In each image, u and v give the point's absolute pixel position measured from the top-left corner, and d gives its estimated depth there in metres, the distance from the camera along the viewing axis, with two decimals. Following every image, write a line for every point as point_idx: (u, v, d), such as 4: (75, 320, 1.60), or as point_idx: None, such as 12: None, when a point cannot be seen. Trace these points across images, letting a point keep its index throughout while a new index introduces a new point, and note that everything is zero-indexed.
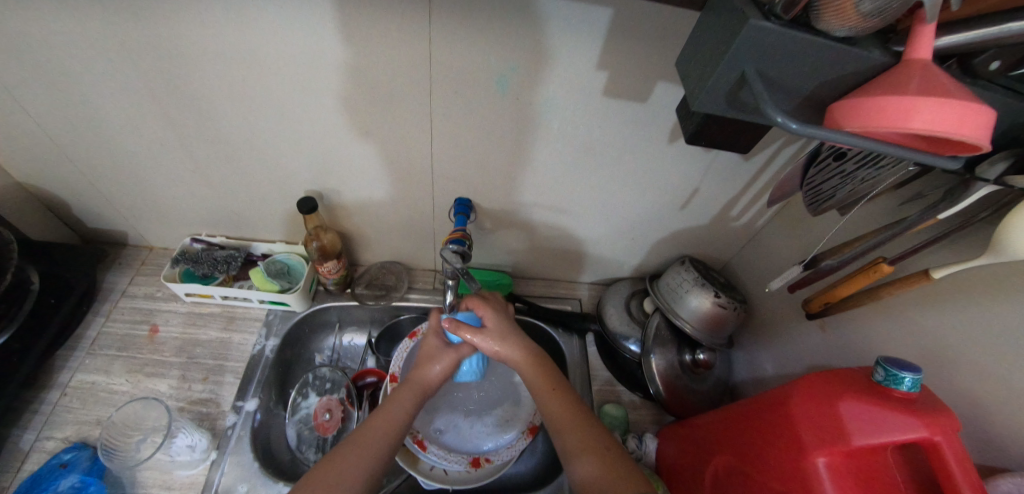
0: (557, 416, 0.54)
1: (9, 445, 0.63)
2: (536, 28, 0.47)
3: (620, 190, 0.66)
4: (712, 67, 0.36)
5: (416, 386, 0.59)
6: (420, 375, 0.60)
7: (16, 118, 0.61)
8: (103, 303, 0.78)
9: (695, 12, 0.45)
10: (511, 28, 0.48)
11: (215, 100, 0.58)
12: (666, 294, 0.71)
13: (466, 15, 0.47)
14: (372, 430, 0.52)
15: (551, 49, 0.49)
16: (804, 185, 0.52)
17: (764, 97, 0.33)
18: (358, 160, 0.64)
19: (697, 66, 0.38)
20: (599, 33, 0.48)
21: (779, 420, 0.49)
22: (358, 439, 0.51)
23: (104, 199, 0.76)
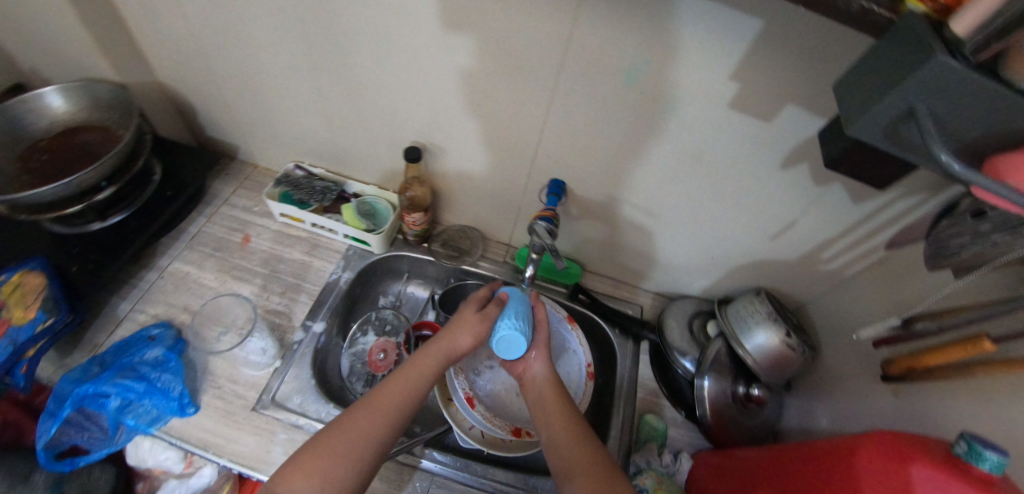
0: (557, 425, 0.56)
1: (110, 308, 0.71)
2: (680, 27, 0.48)
3: (715, 205, 0.66)
4: (882, 96, 0.34)
5: (437, 351, 0.60)
6: (444, 344, 0.60)
7: (177, 25, 0.68)
8: (206, 206, 0.82)
9: (862, 38, 0.44)
10: (657, 23, 0.49)
11: (355, 40, 0.62)
12: (733, 320, 0.71)
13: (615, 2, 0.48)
14: (386, 397, 0.53)
15: (688, 50, 0.50)
16: (931, 236, 0.53)
17: (931, 135, 0.31)
18: (469, 122, 0.66)
19: (860, 95, 0.37)
20: (747, 42, 0.48)
21: (839, 470, 0.48)
22: (368, 404, 0.52)
23: (225, 112, 0.81)
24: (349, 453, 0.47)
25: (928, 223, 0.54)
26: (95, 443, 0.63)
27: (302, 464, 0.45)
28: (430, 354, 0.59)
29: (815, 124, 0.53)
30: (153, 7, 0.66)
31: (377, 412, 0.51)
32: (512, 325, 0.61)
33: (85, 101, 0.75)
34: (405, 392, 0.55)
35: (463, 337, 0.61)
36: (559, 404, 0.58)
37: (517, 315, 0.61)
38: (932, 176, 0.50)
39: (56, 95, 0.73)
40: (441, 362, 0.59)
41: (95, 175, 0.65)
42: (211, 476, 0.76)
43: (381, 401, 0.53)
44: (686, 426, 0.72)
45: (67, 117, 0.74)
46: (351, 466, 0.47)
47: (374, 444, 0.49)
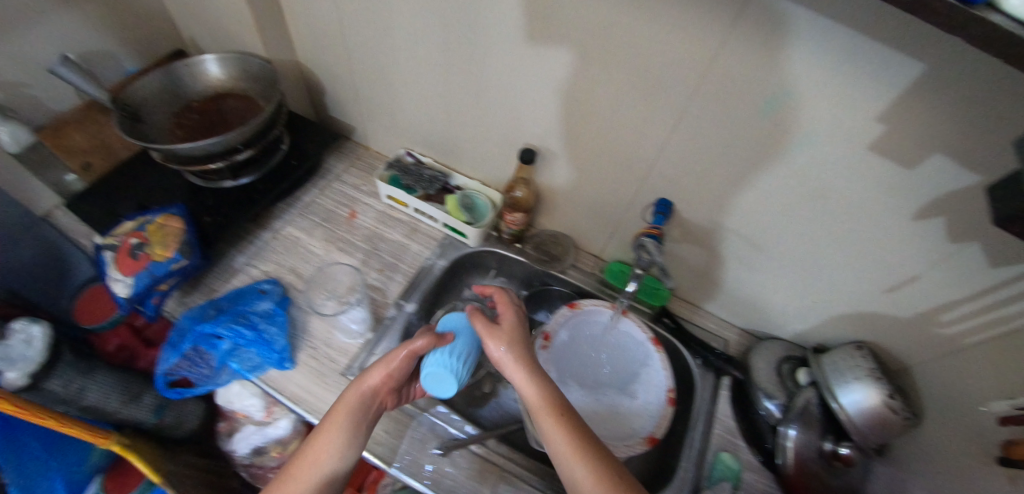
0: (562, 446, 0.46)
1: (228, 260, 0.77)
2: (833, 63, 0.47)
3: (829, 247, 0.64)
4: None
5: (359, 390, 0.55)
6: (361, 383, 0.55)
7: (328, 13, 0.74)
8: (320, 180, 0.88)
9: None
10: (812, 56, 0.48)
11: (493, 43, 0.65)
12: (829, 370, 0.68)
13: (773, 31, 0.48)
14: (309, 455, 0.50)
15: (837, 87, 0.49)
16: None
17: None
18: (589, 133, 0.68)
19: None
20: (906, 84, 0.45)
21: None
22: (287, 472, 0.48)
23: (351, 95, 0.87)
24: None
25: None
26: (202, 379, 0.68)
27: None
28: (347, 397, 0.54)
29: (965, 178, 0.49)
30: None
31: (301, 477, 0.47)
32: (439, 364, 0.55)
33: (236, 69, 0.81)
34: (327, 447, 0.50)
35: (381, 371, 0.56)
36: (548, 420, 0.47)
37: (448, 354, 0.56)
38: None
39: (214, 62, 0.81)
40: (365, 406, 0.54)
41: (239, 137, 0.71)
42: (285, 429, 0.84)
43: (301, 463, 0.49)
44: (762, 473, 0.68)
45: (218, 84, 0.82)
46: None
47: None
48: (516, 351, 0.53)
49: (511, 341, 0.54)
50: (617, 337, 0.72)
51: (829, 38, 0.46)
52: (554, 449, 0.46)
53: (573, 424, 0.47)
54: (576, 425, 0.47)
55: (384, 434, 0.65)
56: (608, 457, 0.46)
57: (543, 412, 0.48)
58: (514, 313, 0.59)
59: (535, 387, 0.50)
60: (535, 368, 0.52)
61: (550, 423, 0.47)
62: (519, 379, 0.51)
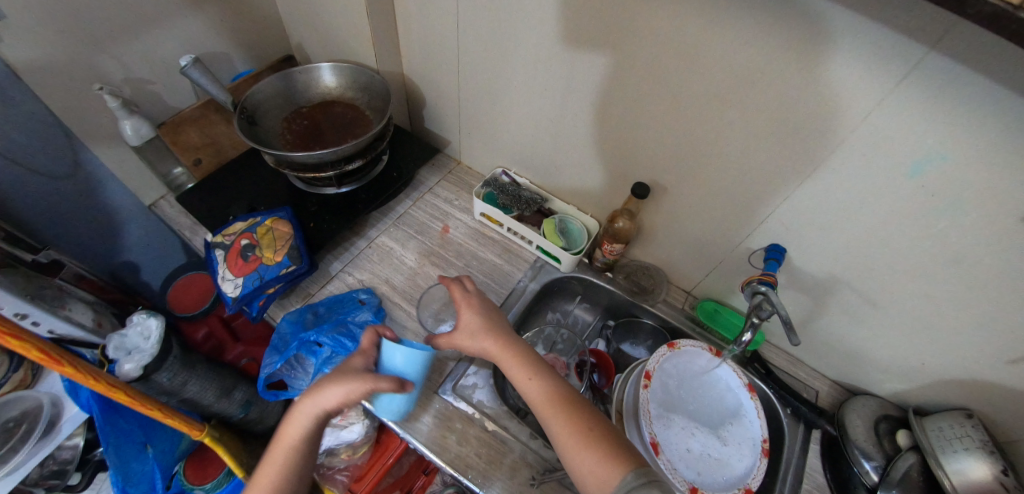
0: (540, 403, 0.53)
1: (324, 265, 0.79)
2: (998, 143, 0.43)
3: (950, 314, 0.61)
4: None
5: (313, 414, 0.54)
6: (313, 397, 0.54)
7: (450, 32, 0.76)
8: (414, 190, 0.89)
9: None
10: (963, 118, 0.44)
11: (611, 81, 0.65)
12: (936, 438, 0.65)
13: (925, 90, 0.44)
14: (270, 472, 0.52)
15: (988, 152, 0.44)
16: None
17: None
18: (703, 176, 0.67)
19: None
20: None
21: None
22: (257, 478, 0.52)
23: (456, 110, 0.88)
24: None
25: None
26: (297, 381, 0.71)
27: None
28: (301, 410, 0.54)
29: None
30: (431, 8, 0.75)
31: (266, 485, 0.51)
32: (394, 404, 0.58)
33: (348, 79, 0.86)
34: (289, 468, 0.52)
35: (335, 391, 0.53)
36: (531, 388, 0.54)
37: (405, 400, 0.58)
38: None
39: (329, 71, 0.85)
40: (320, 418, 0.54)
41: (351, 149, 0.74)
42: (359, 434, 0.83)
43: (264, 478, 0.52)
44: None
45: (330, 92, 0.87)
46: None
47: None
48: (484, 334, 0.59)
49: (477, 331, 0.60)
50: (712, 382, 0.73)
51: (1013, 119, 0.41)
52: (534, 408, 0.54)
53: (544, 385, 0.54)
54: (545, 385, 0.54)
55: (472, 456, 0.65)
56: (586, 413, 0.52)
57: (522, 378, 0.56)
58: (471, 307, 0.63)
59: (512, 364, 0.57)
60: (500, 342, 0.59)
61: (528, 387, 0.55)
62: (493, 353, 0.58)
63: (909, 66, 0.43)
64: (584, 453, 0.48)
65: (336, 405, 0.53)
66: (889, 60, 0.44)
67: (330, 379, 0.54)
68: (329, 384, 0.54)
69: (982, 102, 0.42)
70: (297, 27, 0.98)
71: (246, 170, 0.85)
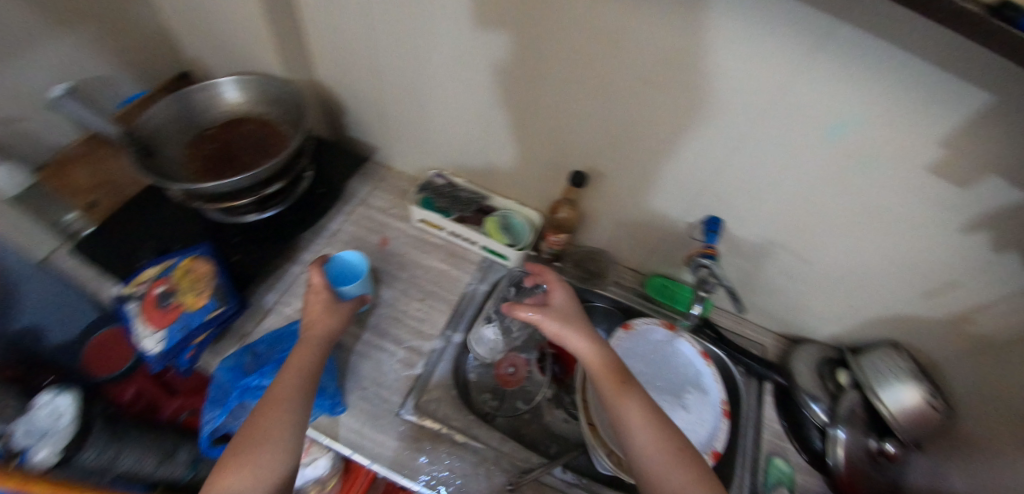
0: (621, 411, 0.49)
1: (257, 299, 0.73)
2: (903, 100, 0.47)
3: (873, 256, 0.65)
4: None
5: (322, 338, 0.59)
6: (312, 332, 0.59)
7: (361, 33, 0.70)
8: (345, 204, 0.84)
9: None
10: (874, 81, 0.47)
11: (537, 71, 0.63)
12: (870, 372, 0.71)
13: (841, 56, 0.46)
14: (285, 388, 0.53)
15: (898, 111, 0.48)
16: None
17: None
18: (639, 157, 0.67)
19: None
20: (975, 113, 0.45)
21: None
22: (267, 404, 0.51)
23: (379, 114, 0.83)
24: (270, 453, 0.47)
25: None
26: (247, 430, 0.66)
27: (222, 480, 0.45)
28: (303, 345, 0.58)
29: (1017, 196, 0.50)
30: (338, 11, 0.69)
31: (285, 403, 0.51)
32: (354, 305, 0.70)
33: (254, 93, 0.78)
34: (308, 377, 0.55)
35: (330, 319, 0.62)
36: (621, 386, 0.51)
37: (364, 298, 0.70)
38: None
39: (232, 86, 0.77)
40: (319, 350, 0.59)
41: (268, 172, 0.67)
42: (325, 467, 0.79)
43: (283, 391, 0.52)
44: (809, 471, 0.72)
45: (235, 109, 0.79)
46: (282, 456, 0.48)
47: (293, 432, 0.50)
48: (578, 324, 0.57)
49: (572, 317, 0.58)
50: (672, 354, 0.74)
51: (917, 78, 0.45)
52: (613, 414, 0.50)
53: (628, 393, 0.50)
54: (629, 392, 0.51)
55: (447, 472, 0.62)
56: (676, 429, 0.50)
57: (603, 378, 0.53)
58: (564, 292, 0.62)
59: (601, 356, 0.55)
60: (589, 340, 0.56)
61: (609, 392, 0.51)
62: (580, 348, 0.56)
63: (822, 36, 0.45)
64: (674, 470, 0.45)
65: (331, 331, 0.61)
66: (802, 30, 0.46)
67: (317, 313, 0.62)
68: (329, 314, 0.62)
69: (891, 65, 0.45)
70: (186, 38, 0.87)
71: (152, 207, 0.76)
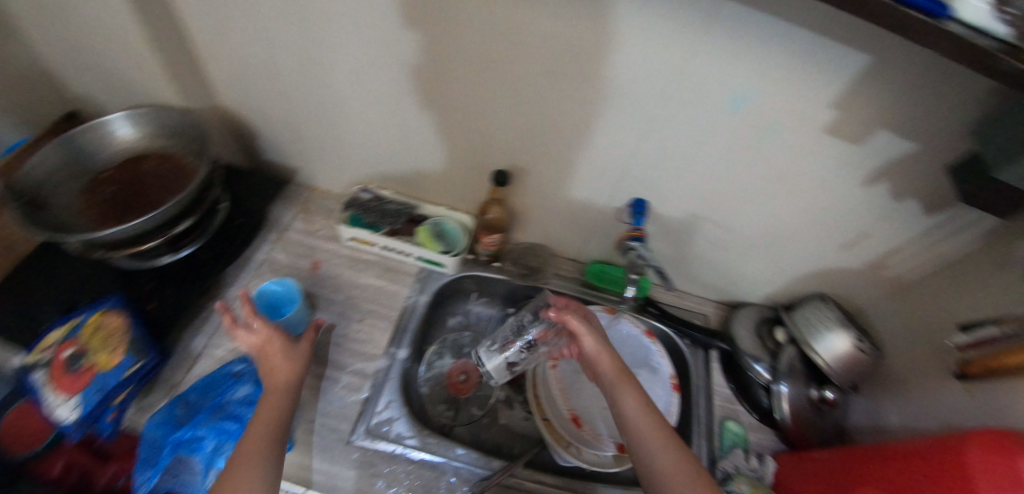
0: (646, 424, 0.54)
1: (183, 346, 0.69)
2: (796, 70, 0.51)
3: (791, 217, 0.68)
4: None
5: (287, 388, 0.57)
6: (273, 382, 0.57)
7: (257, 50, 0.66)
8: (269, 231, 0.81)
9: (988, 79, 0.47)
10: (755, 51, 0.50)
11: (450, 73, 0.62)
12: (803, 325, 0.74)
13: (727, 31, 0.49)
14: (254, 440, 0.51)
15: (782, 74, 0.52)
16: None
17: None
18: (554, 149, 0.67)
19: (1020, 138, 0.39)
20: (856, 72, 0.50)
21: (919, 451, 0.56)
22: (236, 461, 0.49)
23: (292, 133, 0.79)
24: None
25: None
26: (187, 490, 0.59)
27: None
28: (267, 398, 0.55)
29: (901, 146, 0.56)
30: (232, 32, 0.65)
31: (256, 457, 0.49)
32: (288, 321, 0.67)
33: (150, 127, 0.73)
34: (274, 427, 0.53)
35: (285, 366, 0.59)
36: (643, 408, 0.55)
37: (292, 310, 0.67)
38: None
39: (123, 122, 0.71)
40: (280, 400, 0.56)
41: (175, 208, 0.63)
42: None
43: (253, 445, 0.50)
44: (761, 428, 0.76)
45: (129, 145, 0.72)
46: None
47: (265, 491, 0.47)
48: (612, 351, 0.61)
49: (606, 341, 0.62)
50: (618, 337, 0.76)
51: (792, 43, 0.49)
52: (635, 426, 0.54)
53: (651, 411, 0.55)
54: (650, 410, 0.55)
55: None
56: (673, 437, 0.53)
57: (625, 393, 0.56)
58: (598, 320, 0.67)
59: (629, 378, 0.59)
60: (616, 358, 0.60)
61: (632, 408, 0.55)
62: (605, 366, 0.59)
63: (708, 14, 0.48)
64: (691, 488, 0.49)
65: (287, 377, 0.58)
66: (686, 10, 0.48)
67: (274, 362, 0.59)
68: (287, 359, 0.59)
69: (770, 33, 0.49)
70: (65, 73, 0.80)
71: (51, 265, 0.70)
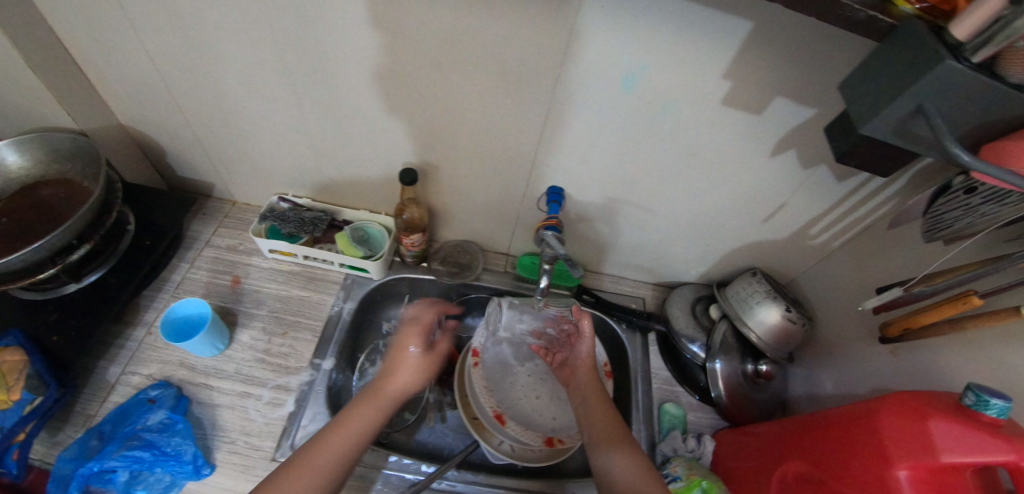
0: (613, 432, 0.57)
1: (96, 376, 0.66)
2: (675, 45, 0.50)
3: (709, 194, 0.68)
4: (892, 95, 0.35)
5: (391, 399, 0.58)
6: (386, 384, 0.58)
7: (145, 65, 0.64)
8: (187, 250, 0.79)
9: (864, 38, 0.46)
10: (637, 24, 0.49)
11: (343, 71, 0.60)
12: (735, 301, 0.74)
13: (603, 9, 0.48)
14: (341, 440, 0.52)
15: (669, 45, 0.50)
16: (928, 212, 0.54)
17: (943, 131, 0.33)
18: (459, 141, 0.66)
19: (873, 91, 0.37)
20: (741, 41, 0.49)
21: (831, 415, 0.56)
22: (318, 452, 0.50)
23: (201, 148, 0.77)
24: None
25: (927, 201, 0.54)
26: None
27: None
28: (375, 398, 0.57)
29: (800, 114, 0.55)
30: (114, 46, 0.62)
31: (331, 458, 0.50)
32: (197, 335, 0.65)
33: (42, 151, 0.69)
34: (365, 434, 0.54)
35: (404, 374, 0.59)
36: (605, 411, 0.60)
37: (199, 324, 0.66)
38: (935, 162, 0.54)
39: (10, 149, 0.67)
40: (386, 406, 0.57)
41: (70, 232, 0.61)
42: None
43: (336, 448, 0.51)
44: (702, 408, 0.75)
45: (20, 173, 0.69)
46: None
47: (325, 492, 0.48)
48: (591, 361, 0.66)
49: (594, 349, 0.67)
50: None
51: (671, 15, 0.47)
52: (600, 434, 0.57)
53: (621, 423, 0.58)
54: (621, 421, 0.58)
55: None
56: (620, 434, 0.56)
57: (596, 406, 0.61)
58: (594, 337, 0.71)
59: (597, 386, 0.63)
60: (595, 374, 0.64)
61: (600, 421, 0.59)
62: (583, 380, 0.64)
63: None
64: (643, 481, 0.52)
65: (403, 387, 0.59)
66: None
67: (398, 367, 0.60)
68: (413, 371, 0.60)
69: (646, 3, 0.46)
70: None
71: None
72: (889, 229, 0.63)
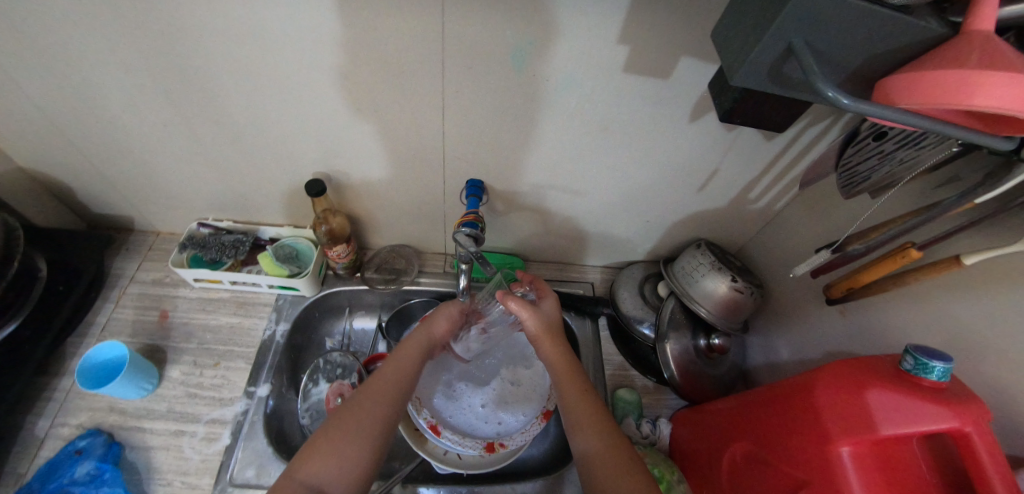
0: (579, 416, 0.53)
1: (23, 433, 0.63)
2: (561, 13, 0.45)
3: (636, 168, 0.64)
4: (757, 37, 0.31)
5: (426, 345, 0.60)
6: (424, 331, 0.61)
7: (17, 104, 0.59)
8: (112, 290, 0.77)
9: None
10: None
11: (222, 85, 0.55)
12: (681, 277, 0.70)
13: None
14: (389, 377, 0.54)
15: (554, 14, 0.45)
16: (839, 166, 0.51)
17: (815, 71, 0.28)
18: (362, 143, 0.61)
19: (738, 40, 0.33)
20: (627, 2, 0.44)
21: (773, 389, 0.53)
22: (368, 388, 0.52)
23: (107, 183, 0.73)
24: (363, 433, 0.47)
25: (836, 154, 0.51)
26: None
27: (308, 464, 0.44)
28: (413, 342, 0.59)
29: (710, 74, 0.50)
30: None
31: (384, 393, 0.52)
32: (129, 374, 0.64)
33: None
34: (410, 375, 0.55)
35: (440, 323, 0.62)
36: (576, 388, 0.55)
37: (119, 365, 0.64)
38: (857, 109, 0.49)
39: None
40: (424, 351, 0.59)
41: None
42: None
43: (385, 384, 0.53)
44: (658, 390, 0.73)
45: None
46: (364, 452, 0.46)
47: (383, 422, 0.49)
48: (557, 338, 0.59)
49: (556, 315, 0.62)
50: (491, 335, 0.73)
51: None
52: (574, 415, 0.53)
53: (592, 402, 0.54)
54: (591, 399, 0.54)
55: None
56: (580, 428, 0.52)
57: (569, 383, 0.56)
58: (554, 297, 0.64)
59: (568, 367, 0.57)
60: (560, 344, 0.58)
61: (571, 394, 0.55)
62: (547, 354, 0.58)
63: None
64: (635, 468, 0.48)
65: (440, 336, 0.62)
66: None
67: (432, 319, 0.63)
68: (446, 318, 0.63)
69: None
70: None
71: None
72: (825, 185, 0.59)
